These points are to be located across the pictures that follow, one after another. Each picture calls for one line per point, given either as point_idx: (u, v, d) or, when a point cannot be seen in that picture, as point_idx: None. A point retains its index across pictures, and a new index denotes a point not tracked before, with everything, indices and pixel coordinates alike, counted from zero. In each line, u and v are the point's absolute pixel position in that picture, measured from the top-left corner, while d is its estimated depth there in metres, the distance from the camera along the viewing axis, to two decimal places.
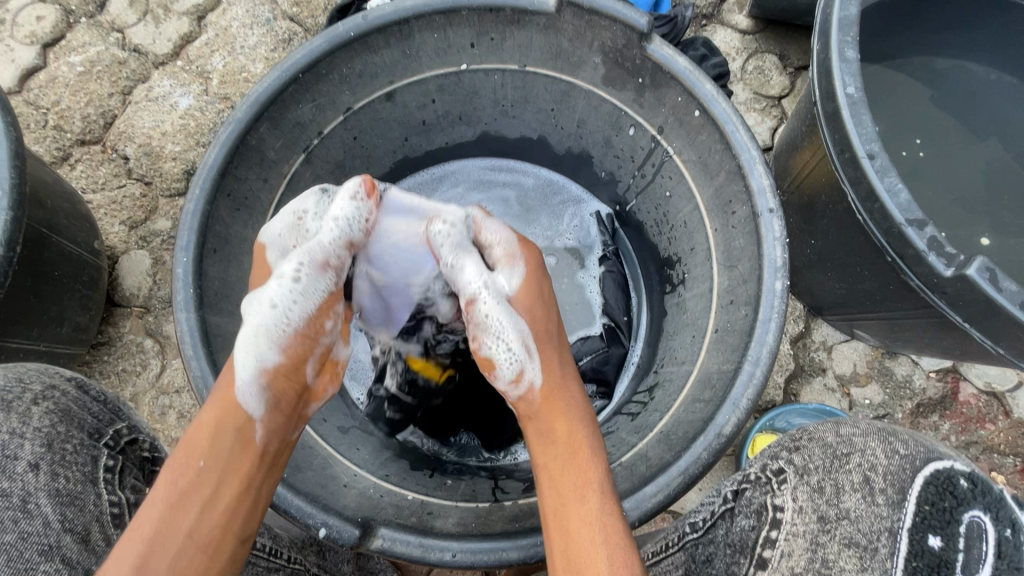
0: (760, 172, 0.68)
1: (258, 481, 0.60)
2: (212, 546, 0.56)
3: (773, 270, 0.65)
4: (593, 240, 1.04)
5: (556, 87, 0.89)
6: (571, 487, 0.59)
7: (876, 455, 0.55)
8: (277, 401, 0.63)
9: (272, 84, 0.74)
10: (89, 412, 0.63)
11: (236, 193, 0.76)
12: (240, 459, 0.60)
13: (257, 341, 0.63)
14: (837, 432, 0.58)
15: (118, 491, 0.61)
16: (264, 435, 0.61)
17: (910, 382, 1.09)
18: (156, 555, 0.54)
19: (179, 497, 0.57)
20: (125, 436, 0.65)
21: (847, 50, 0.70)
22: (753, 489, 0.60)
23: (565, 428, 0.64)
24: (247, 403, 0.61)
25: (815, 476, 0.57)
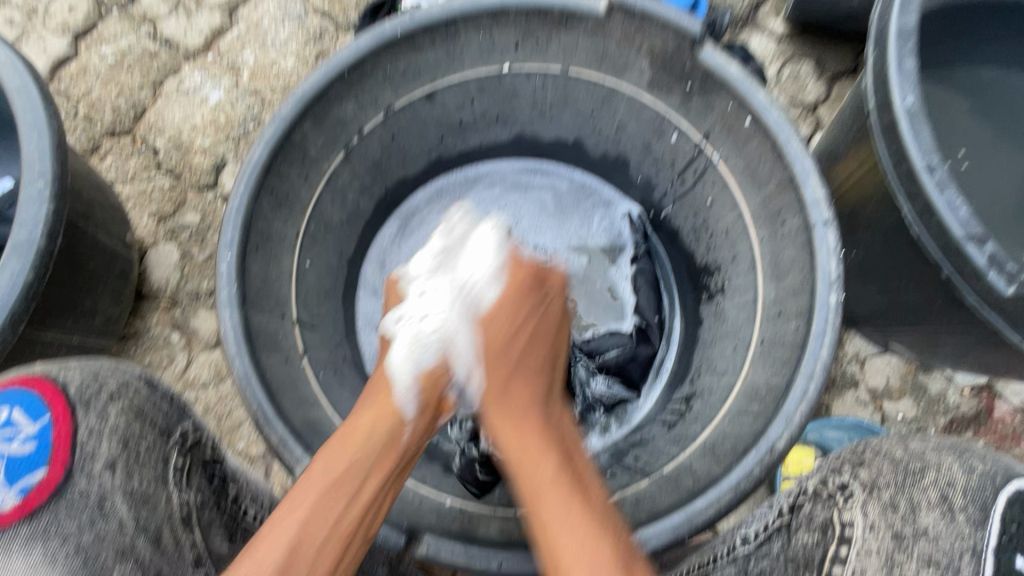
0: (814, 183, 0.67)
1: (398, 481, 0.63)
2: (353, 542, 0.58)
3: (827, 283, 0.63)
4: (625, 239, 1.02)
5: (598, 91, 0.88)
6: (550, 487, 0.58)
7: (954, 473, 0.54)
8: (425, 408, 0.68)
9: (318, 81, 0.73)
10: (159, 412, 0.66)
11: (278, 190, 0.75)
12: (384, 457, 0.63)
13: (415, 348, 0.70)
14: (907, 447, 0.57)
15: (186, 492, 0.63)
16: (411, 438, 0.65)
17: (944, 398, 1.07)
18: (307, 541, 0.56)
19: (332, 487, 0.58)
20: (192, 435, 0.67)
21: (906, 60, 0.69)
22: (813, 504, 0.58)
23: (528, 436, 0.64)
24: (404, 406, 0.66)
25: (888, 492, 0.55)
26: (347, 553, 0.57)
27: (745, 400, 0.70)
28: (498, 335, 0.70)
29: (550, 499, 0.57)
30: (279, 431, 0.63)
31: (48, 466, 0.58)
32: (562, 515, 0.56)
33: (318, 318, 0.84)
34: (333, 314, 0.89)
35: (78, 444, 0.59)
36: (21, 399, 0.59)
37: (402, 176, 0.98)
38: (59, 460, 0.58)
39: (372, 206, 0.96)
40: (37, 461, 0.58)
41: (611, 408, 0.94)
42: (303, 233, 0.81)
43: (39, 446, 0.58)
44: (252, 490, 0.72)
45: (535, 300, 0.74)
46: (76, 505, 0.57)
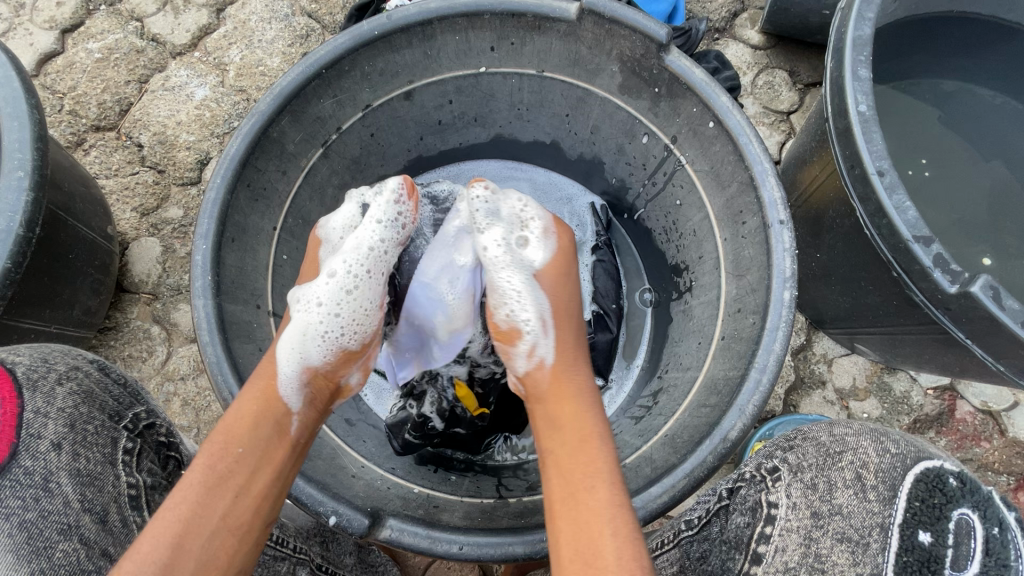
0: (771, 184, 0.69)
1: (288, 470, 0.61)
2: (244, 535, 0.57)
3: (782, 280, 0.66)
4: (587, 227, 1.07)
5: (572, 93, 0.91)
6: (597, 482, 0.58)
7: (868, 454, 0.57)
8: (311, 397, 0.67)
9: (296, 78, 0.75)
10: (110, 395, 0.64)
11: (256, 183, 0.77)
12: (272, 451, 0.61)
13: (303, 340, 0.67)
14: (831, 431, 0.60)
15: (136, 473, 0.63)
16: (299, 427, 0.64)
17: (908, 399, 1.10)
18: (191, 540, 0.54)
19: (218, 479, 0.57)
20: (143, 419, 0.66)
21: (860, 69, 0.72)
22: (748, 487, 0.60)
23: (576, 414, 0.64)
24: (287, 395, 0.64)
25: (809, 473, 0.57)
26: (241, 542, 0.56)
27: (705, 393, 0.72)
28: (557, 295, 0.72)
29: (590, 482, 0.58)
30: None
31: None
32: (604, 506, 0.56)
33: None
34: None
35: (24, 423, 0.56)
36: None
37: (382, 174, 1.01)
38: (5, 439, 0.55)
39: (352, 202, 0.98)
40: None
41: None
42: (280, 227, 0.82)
43: None
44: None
45: (574, 270, 0.77)
46: (20, 484, 0.54)
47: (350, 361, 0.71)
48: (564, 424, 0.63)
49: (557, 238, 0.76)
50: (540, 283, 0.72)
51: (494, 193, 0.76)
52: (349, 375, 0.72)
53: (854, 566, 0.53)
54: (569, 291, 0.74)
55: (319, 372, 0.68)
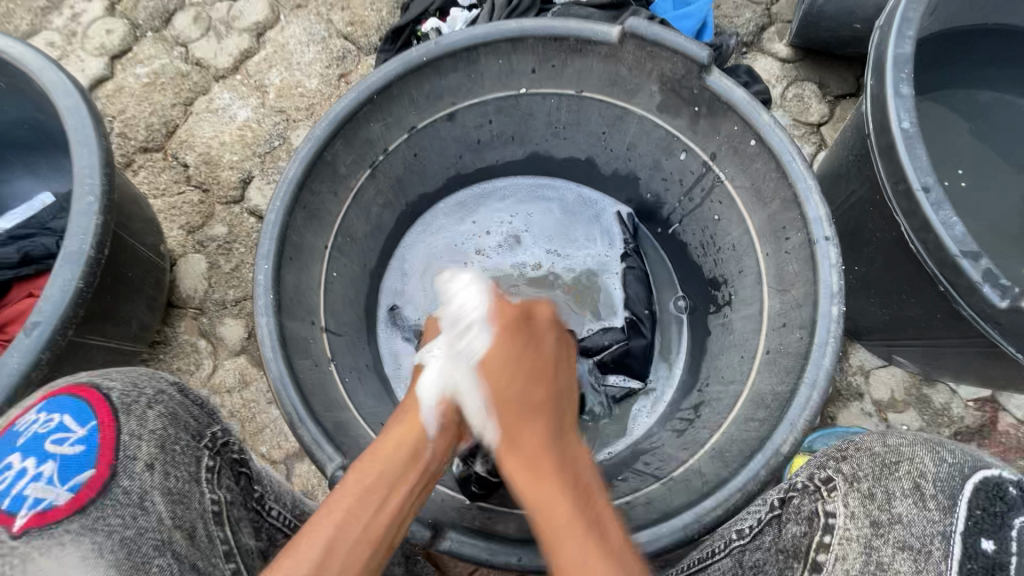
0: (816, 201, 0.70)
1: (415, 498, 0.62)
2: (379, 550, 0.57)
3: (829, 295, 0.67)
4: (614, 237, 1.10)
5: (609, 112, 0.93)
6: (571, 540, 0.56)
7: (925, 464, 0.58)
8: (448, 428, 0.69)
9: (350, 103, 0.79)
10: (192, 416, 0.65)
11: (310, 205, 0.80)
12: (415, 465, 0.64)
13: (440, 375, 0.71)
14: (884, 442, 0.61)
15: (218, 490, 0.63)
16: (433, 455, 0.66)
17: (948, 410, 1.09)
18: (338, 548, 0.55)
19: (366, 490, 0.59)
20: (220, 438, 0.67)
21: (901, 86, 0.73)
22: (801, 497, 0.62)
23: (538, 467, 0.64)
24: (427, 422, 0.67)
25: (866, 483, 0.58)
26: (376, 555, 0.57)
27: (751, 407, 0.73)
28: (496, 380, 0.70)
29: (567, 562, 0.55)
30: (312, 430, 0.67)
31: (95, 467, 0.55)
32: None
33: (343, 325, 0.89)
34: (356, 322, 0.93)
35: (121, 445, 0.57)
36: (67, 404, 0.58)
37: (422, 191, 1.04)
38: (105, 461, 0.56)
39: (393, 220, 1.02)
40: (83, 463, 0.55)
41: (619, 402, 0.99)
42: (331, 245, 0.85)
43: (88, 447, 0.56)
44: (274, 490, 0.73)
45: (525, 338, 0.74)
46: (119, 503, 0.55)
47: (479, 398, 0.74)
48: (542, 473, 0.63)
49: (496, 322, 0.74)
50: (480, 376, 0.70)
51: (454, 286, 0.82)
52: (473, 421, 0.74)
53: (918, 575, 0.53)
54: (517, 359, 0.72)
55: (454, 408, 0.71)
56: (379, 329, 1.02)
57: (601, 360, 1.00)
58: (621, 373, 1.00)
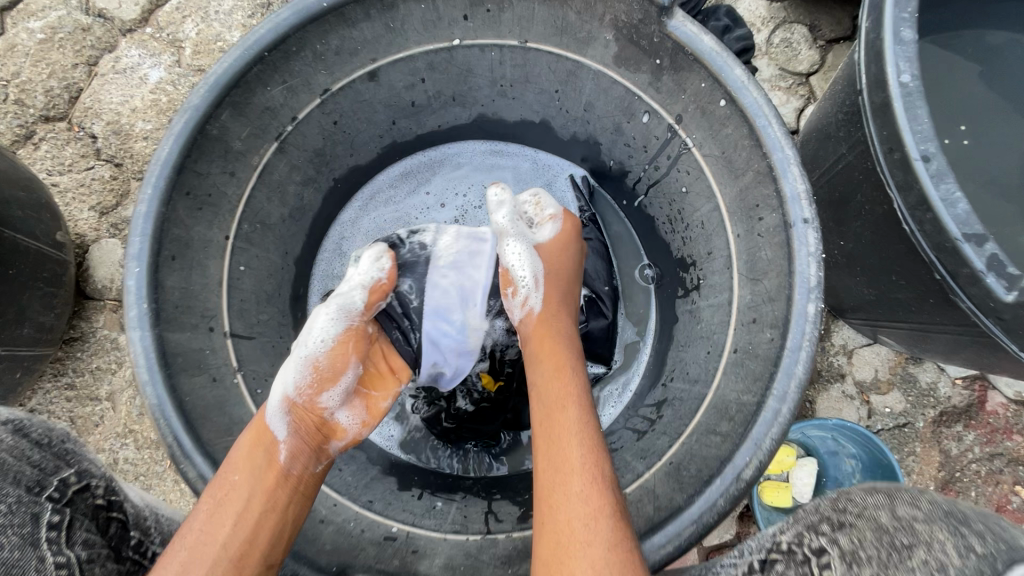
0: (795, 175, 0.59)
1: (285, 502, 0.59)
2: (246, 564, 0.54)
3: (806, 290, 0.56)
4: (570, 204, 0.97)
5: (560, 66, 0.79)
6: (570, 405, 0.63)
7: (949, 554, 0.42)
8: (298, 428, 0.64)
9: (234, 63, 0.64)
10: (25, 462, 0.51)
11: (197, 190, 0.66)
12: (269, 474, 0.59)
13: (285, 372, 0.66)
14: (894, 513, 0.46)
15: (70, 549, 0.49)
16: (290, 458, 0.62)
17: (934, 390, 1.02)
18: (195, 568, 0.52)
19: (216, 508, 0.56)
20: (74, 484, 0.53)
21: (903, 29, 0.60)
22: (785, 565, 0.49)
23: (550, 348, 0.70)
24: (275, 427, 0.63)
25: (867, 568, 0.44)
26: (243, 572, 0.54)
27: (714, 415, 0.63)
28: (552, 263, 0.77)
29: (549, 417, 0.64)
30: (198, 465, 0.58)
31: None
32: (569, 444, 0.60)
33: (259, 326, 0.77)
34: (277, 319, 0.82)
35: None
36: None
37: (352, 164, 0.91)
38: None
39: (319, 198, 0.88)
40: None
41: None
42: (234, 235, 0.73)
43: None
44: (158, 531, 0.63)
45: (576, 246, 0.81)
46: None
47: (335, 385, 0.67)
48: (550, 363, 0.68)
49: (567, 221, 0.81)
50: (538, 257, 0.77)
51: (502, 194, 0.80)
52: (339, 413, 0.68)
53: None
54: (558, 270, 0.77)
55: (304, 408, 0.65)
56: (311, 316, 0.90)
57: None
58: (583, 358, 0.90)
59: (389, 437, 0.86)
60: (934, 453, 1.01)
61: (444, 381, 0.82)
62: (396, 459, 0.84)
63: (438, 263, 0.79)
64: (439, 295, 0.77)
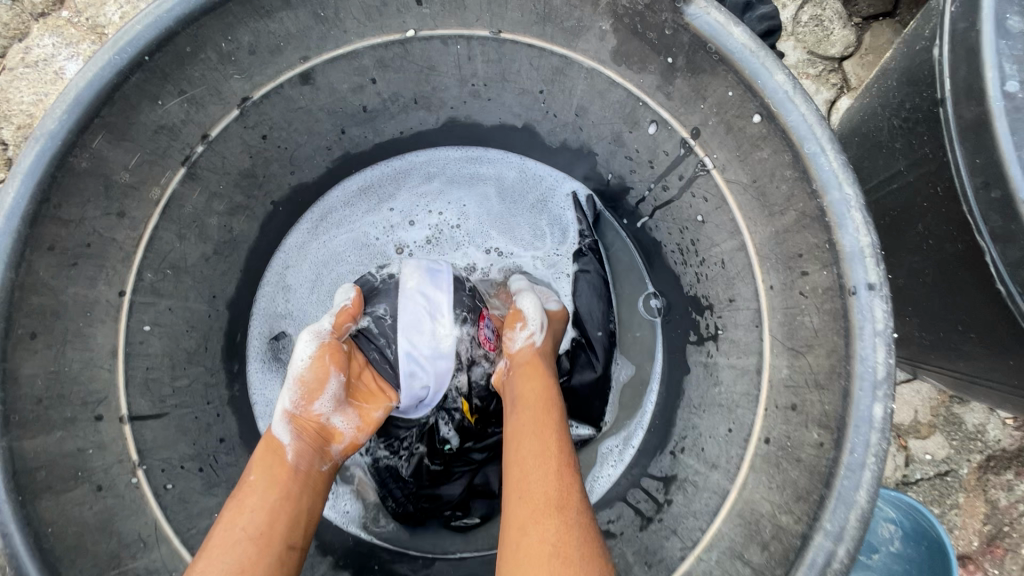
0: (856, 224, 0.44)
1: (298, 489, 0.52)
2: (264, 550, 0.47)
3: (871, 384, 0.42)
4: (567, 225, 0.77)
5: (544, 63, 0.61)
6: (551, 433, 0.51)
7: None
8: (301, 432, 0.56)
9: (102, 74, 0.48)
10: None
11: (67, 241, 0.51)
12: (279, 468, 0.52)
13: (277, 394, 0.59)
14: None
15: None
16: (295, 455, 0.54)
17: (982, 433, 0.89)
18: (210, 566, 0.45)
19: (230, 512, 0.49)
20: None
21: (1007, 16, 0.44)
22: None
23: (536, 385, 0.56)
24: (277, 433, 0.55)
25: None
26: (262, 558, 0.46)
27: (742, 532, 0.52)
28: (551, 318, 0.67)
29: (521, 418, 0.53)
30: None
31: None
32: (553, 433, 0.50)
33: None
34: (207, 379, 0.65)
35: None
36: None
37: (296, 183, 0.72)
38: None
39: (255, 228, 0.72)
40: None
41: None
42: (135, 289, 0.58)
43: None
44: None
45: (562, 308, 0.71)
46: None
47: (325, 393, 0.58)
48: (529, 399, 0.55)
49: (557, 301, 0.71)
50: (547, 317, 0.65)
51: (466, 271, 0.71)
52: (335, 419, 0.58)
53: None
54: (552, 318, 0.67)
55: (301, 417, 0.57)
56: (250, 365, 0.71)
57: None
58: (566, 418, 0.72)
59: (347, 512, 0.71)
60: (979, 505, 0.88)
61: (425, 405, 0.66)
62: (360, 541, 0.70)
63: (404, 285, 0.65)
64: (406, 307, 0.64)
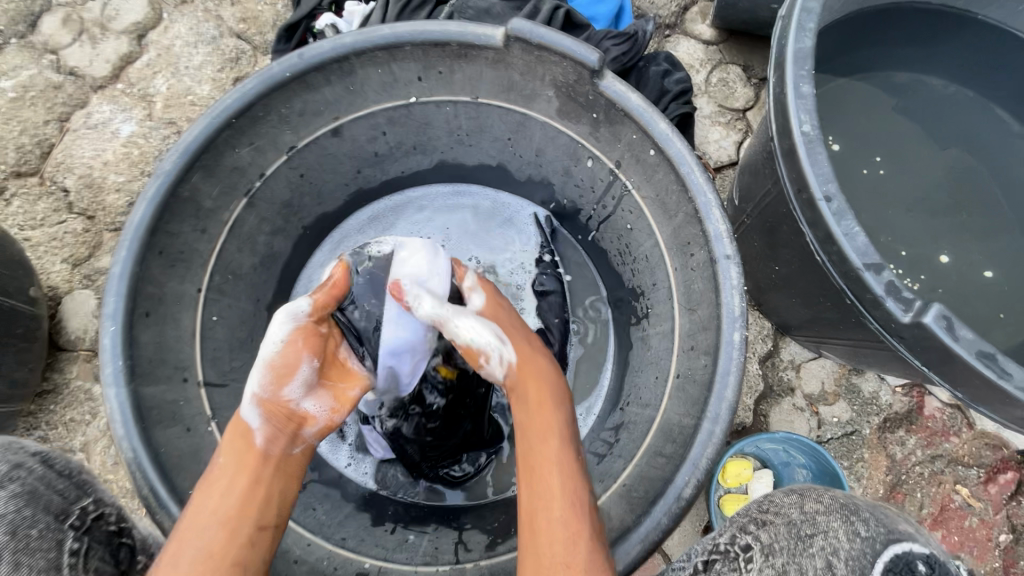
0: (717, 216, 0.66)
1: (268, 476, 0.64)
2: (234, 529, 0.59)
3: (732, 320, 0.63)
4: (531, 240, 1.00)
5: (510, 118, 0.85)
6: (551, 441, 0.64)
7: (838, 538, 0.50)
8: (270, 416, 0.67)
9: (202, 131, 0.70)
10: (56, 492, 0.52)
11: (169, 249, 0.71)
12: (249, 455, 0.64)
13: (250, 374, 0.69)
14: (801, 509, 0.54)
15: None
16: (264, 441, 0.65)
17: (877, 398, 1.10)
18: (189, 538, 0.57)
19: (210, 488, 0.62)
20: (92, 512, 0.55)
21: (801, 85, 0.68)
22: (722, 564, 0.54)
23: (538, 398, 0.68)
24: (247, 416, 0.66)
25: (781, 558, 0.51)
26: (233, 535, 0.59)
27: (661, 440, 0.69)
28: (506, 321, 0.75)
29: (530, 427, 0.67)
30: (172, 516, 0.61)
31: None
32: (551, 441, 0.64)
33: (231, 373, 0.80)
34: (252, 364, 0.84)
35: None
36: None
37: (321, 211, 0.93)
38: None
39: (289, 246, 0.91)
40: None
41: None
42: (207, 287, 0.77)
43: None
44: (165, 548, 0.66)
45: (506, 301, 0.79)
46: None
47: (296, 381, 0.69)
48: (533, 409, 0.68)
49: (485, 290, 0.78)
50: (493, 320, 0.73)
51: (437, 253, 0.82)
52: (304, 403, 0.70)
53: None
54: (513, 323, 0.77)
55: (269, 400, 0.68)
56: None
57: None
58: None
59: (366, 472, 0.88)
60: (881, 458, 1.07)
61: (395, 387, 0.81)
62: (374, 494, 0.86)
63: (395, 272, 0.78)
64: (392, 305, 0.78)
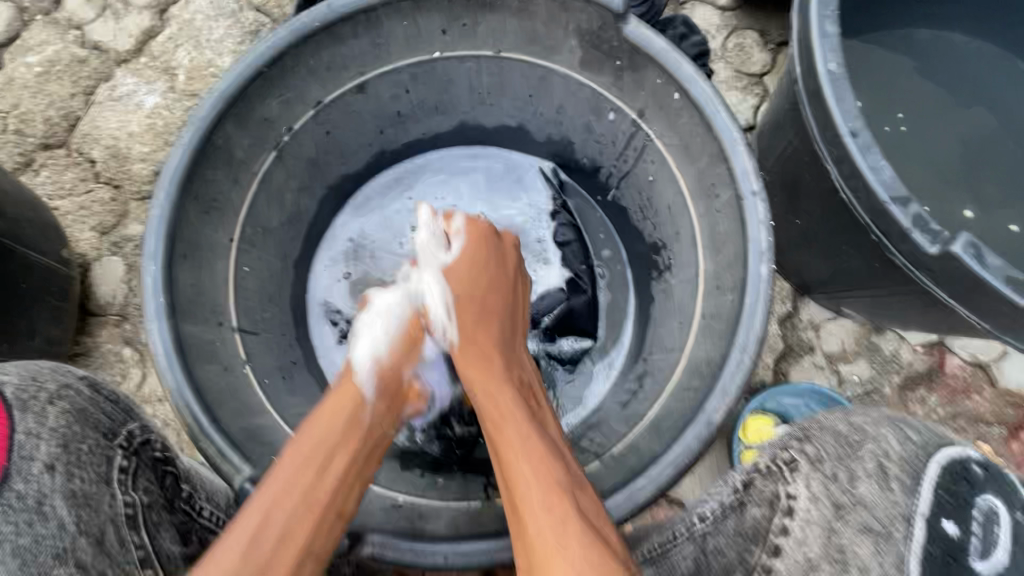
0: (743, 155, 0.68)
1: (362, 456, 0.66)
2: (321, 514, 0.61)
3: (758, 255, 0.65)
4: (543, 200, 1.01)
5: (532, 73, 0.85)
6: (524, 460, 0.62)
7: (888, 444, 0.59)
8: (384, 388, 0.72)
9: (235, 79, 0.72)
10: (103, 412, 0.62)
11: (203, 195, 0.74)
12: (352, 430, 0.67)
13: (371, 341, 0.74)
14: (848, 422, 0.62)
15: (131, 493, 0.60)
16: (373, 416, 0.69)
17: (897, 357, 1.09)
18: (277, 514, 0.59)
19: (304, 462, 0.63)
20: (138, 436, 0.64)
21: (825, 24, 0.69)
22: (763, 479, 0.62)
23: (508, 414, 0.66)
24: (364, 386, 0.70)
25: (828, 464, 0.60)
26: (322, 519, 0.61)
27: (687, 378, 0.71)
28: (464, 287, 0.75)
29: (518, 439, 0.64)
30: (215, 442, 0.65)
31: None
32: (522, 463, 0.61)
33: (263, 322, 0.83)
34: (281, 318, 0.87)
35: (17, 446, 0.57)
36: None
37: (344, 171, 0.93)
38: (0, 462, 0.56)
39: (315, 205, 0.92)
40: None
41: (575, 364, 0.95)
42: (239, 238, 0.79)
43: None
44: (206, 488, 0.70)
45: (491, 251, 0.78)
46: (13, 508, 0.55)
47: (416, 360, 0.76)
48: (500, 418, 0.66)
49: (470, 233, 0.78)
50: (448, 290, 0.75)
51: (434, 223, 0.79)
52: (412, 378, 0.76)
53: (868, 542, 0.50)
54: (477, 281, 0.76)
55: (387, 371, 0.73)
56: (310, 318, 0.93)
57: (544, 324, 0.95)
58: (571, 334, 0.95)
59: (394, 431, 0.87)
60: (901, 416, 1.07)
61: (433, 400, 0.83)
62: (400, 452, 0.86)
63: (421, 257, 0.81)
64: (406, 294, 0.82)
